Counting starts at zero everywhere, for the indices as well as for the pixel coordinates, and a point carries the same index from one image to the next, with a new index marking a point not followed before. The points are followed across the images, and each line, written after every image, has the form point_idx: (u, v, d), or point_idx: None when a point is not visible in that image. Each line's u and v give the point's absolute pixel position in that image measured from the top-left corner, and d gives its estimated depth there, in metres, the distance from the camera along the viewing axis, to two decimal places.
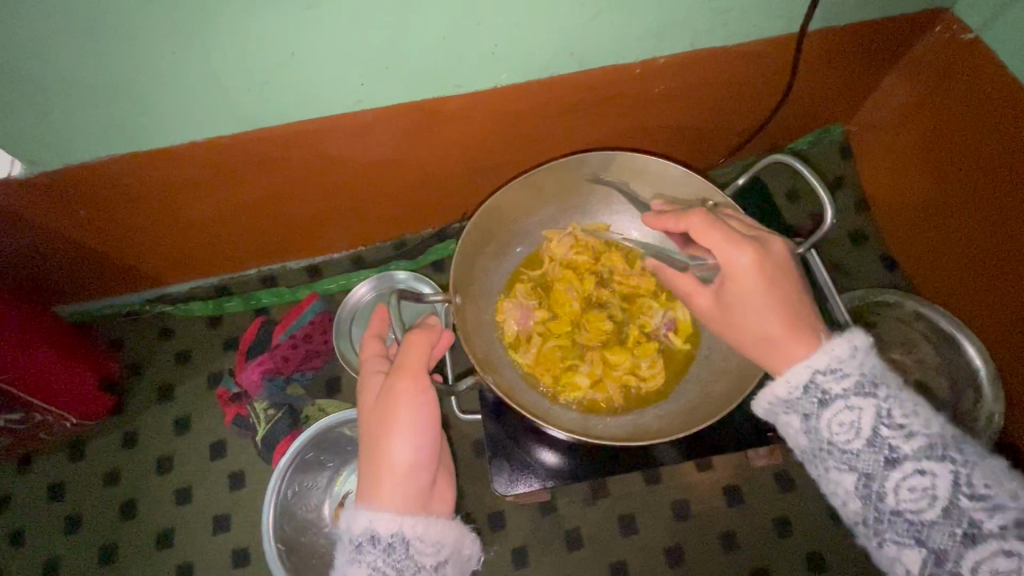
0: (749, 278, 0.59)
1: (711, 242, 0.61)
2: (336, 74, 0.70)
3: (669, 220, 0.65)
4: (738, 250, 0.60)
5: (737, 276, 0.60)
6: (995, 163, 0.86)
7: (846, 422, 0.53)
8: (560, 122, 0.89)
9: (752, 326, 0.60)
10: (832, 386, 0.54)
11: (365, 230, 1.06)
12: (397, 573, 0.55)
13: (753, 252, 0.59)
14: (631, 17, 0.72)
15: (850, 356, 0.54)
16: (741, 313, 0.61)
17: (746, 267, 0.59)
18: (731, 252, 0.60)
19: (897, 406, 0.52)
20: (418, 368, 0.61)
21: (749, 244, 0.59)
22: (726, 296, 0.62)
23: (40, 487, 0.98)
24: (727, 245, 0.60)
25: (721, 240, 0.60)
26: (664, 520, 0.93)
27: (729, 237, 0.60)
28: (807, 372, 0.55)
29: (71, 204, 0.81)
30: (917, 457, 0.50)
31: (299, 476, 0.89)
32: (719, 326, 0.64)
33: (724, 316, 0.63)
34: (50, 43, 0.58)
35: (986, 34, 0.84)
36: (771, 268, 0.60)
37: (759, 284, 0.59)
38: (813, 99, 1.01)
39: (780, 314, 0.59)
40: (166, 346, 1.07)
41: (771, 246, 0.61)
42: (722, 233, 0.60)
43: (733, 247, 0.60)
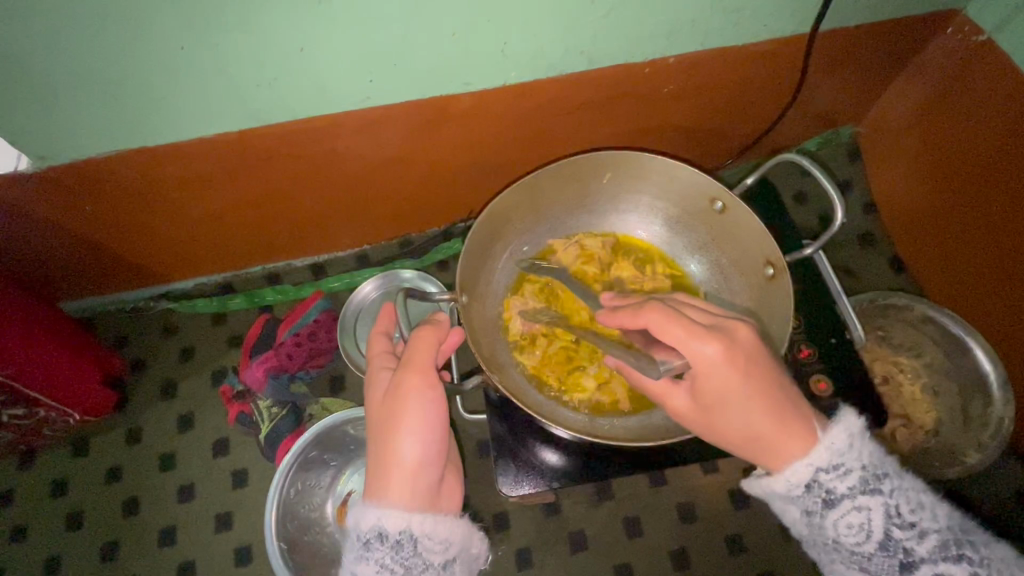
0: (724, 374, 0.55)
1: (674, 338, 0.56)
2: (345, 70, 0.70)
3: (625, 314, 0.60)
4: (703, 342, 0.55)
5: (707, 373, 0.55)
6: (1005, 168, 0.84)
7: (854, 524, 0.52)
8: (568, 121, 0.88)
9: (737, 427, 0.56)
10: (838, 485, 0.53)
11: (370, 228, 1.05)
12: (405, 571, 0.55)
13: (719, 342, 0.55)
14: (643, 15, 0.71)
15: (848, 448, 0.54)
16: (724, 410, 0.57)
17: (717, 363, 0.55)
18: (699, 348, 0.55)
19: (903, 501, 0.52)
20: (426, 364, 0.60)
21: (715, 335, 0.55)
22: (704, 395, 0.57)
23: (42, 483, 0.98)
24: (692, 342, 0.55)
25: (683, 335, 0.56)
26: (669, 523, 0.92)
27: (693, 332, 0.55)
28: (807, 470, 0.54)
29: (79, 199, 0.81)
30: (933, 559, 0.49)
31: (302, 475, 0.89)
32: (703, 425, 0.60)
33: (707, 416, 0.59)
34: (59, 38, 0.58)
35: (999, 35, 0.82)
36: (743, 359, 0.55)
37: (731, 379, 0.55)
38: (824, 101, 1.00)
39: (765, 411, 0.55)
40: (169, 343, 1.06)
41: (737, 334, 0.57)
42: (683, 330, 0.56)
43: (700, 342, 0.55)
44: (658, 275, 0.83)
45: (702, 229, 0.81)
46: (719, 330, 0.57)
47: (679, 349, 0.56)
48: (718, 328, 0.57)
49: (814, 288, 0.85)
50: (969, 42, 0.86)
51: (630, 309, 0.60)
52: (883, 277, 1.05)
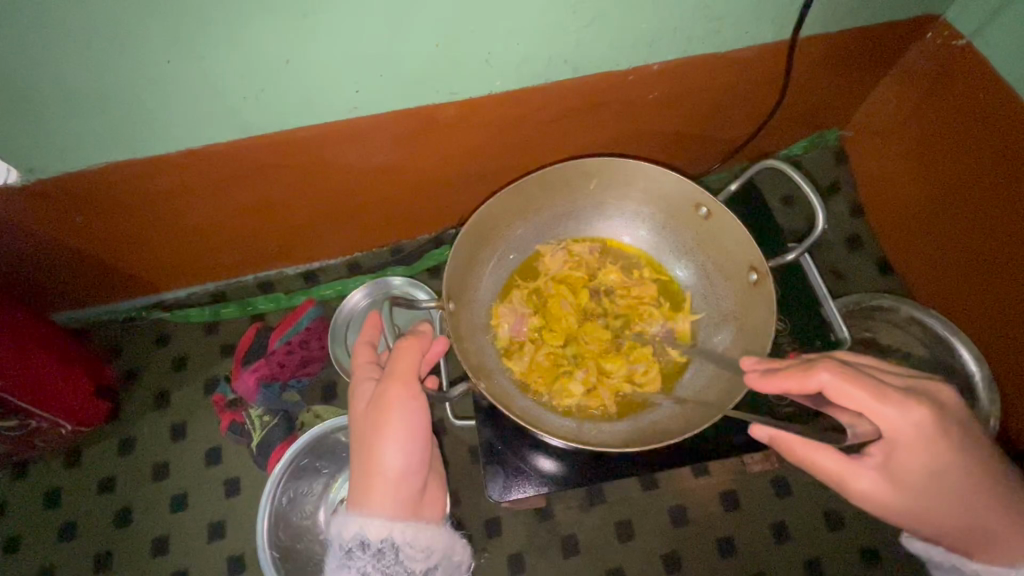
0: (926, 444, 0.53)
1: (861, 403, 0.53)
2: (331, 80, 0.71)
3: (792, 382, 0.56)
4: (899, 408, 0.53)
5: (908, 441, 0.53)
6: (991, 169, 0.85)
7: None
8: (555, 128, 0.89)
9: (944, 502, 0.54)
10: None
11: (360, 236, 1.06)
12: None
13: (925, 408, 0.53)
14: (625, 24, 0.72)
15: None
16: (924, 482, 0.54)
17: (919, 429, 0.53)
18: (890, 415, 0.53)
19: None
20: (409, 375, 0.60)
21: (916, 400, 0.53)
22: (897, 469, 0.54)
23: (36, 493, 0.98)
24: (884, 406, 0.53)
25: (875, 402, 0.53)
26: (660, 527, 0.92)
27: (884, 396, 0.53)
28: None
29: (68, 211, 0.82)
30: None
31: (293, 483, 0.89)
32: (895, 502, 0.56)
33: (902, 490, 0.55)
34: (46, 53, 0.59)
35: (978, 39, 0.83)
36: (951, 424, 0.53)
37: (935, 445, 0.53)
38: (810, 104, 1.01)
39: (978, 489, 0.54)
40: (162, 353, 1.07)
41: (939, 396, 0.56)
42: (871, 393, 0.53)
43: (891, 408, 0.53)
44: (646, 280, 0.84)
45: (688, 233, 0.81)
46: (922, 394, 0.55)
47: (868, 415, 0.54)
48: (920, 391, 0.56)
49: (801, 290, 0.86)
50: (949, 47, 0.88)
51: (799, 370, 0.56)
52: (871, 279, 1.05)
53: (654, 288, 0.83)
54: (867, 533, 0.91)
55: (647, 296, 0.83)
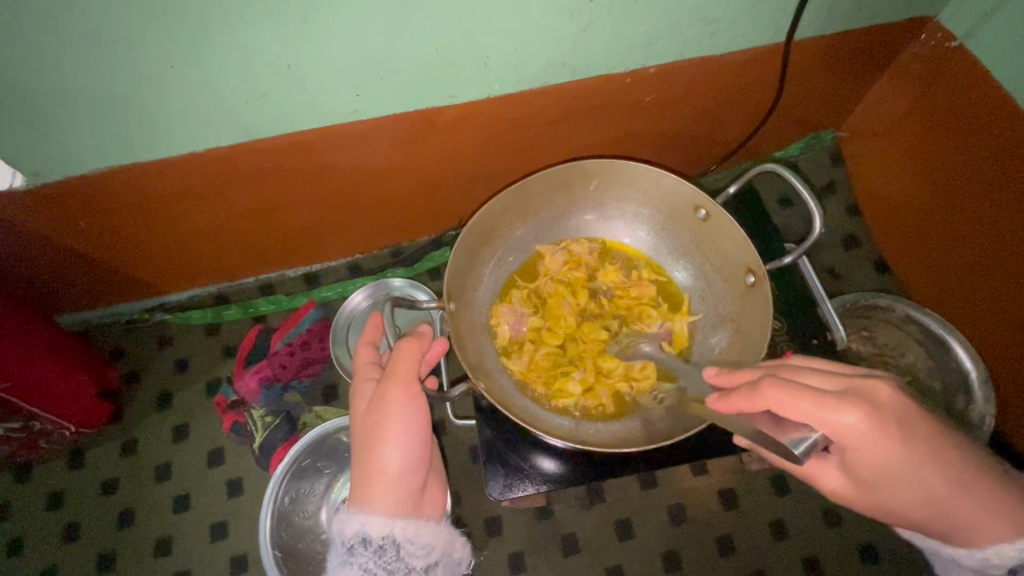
0: (875, 444, 0.51)
1: (804, 415, 0.51)
2: (332, 84, 0.72)
3: (738, 404, 0.55)
4: (841, 412, 0.51)
5: (854, 441, 0.51)
6: (984, 170, 0.86)
7: None
8: (553, 131, 0.90)
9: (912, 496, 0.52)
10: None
11: (361, 238, 1.07)
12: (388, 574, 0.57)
13: (858, 408, 0.51)
14: (622, 28, 0.73)
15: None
16: (884, 478, 0.52)
17: (864, 429, 0.50)
18: (836, 419, 0.51)
19: None
20: (409, 375, 0.60)
21: (852, 402, 0.51)
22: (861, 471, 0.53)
23: (39, 495, 0.99)
24: (828, 415, 0.51)
25: (816, 410, 0.51)
26: (659, 525, 0.93)
27: (823, 403, 0.51)
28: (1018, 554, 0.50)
29: (72, 215, 0.83)
30: None
31: (296, 483, 0.90)
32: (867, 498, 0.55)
33: (871, 486, 0.53)
34: (51, 58, 0.60)
35: (970, 41, 0.84)
36: (892, 420, 0.51)
37: (883, 442, 0.51)
38: (806, 105, 1.02)
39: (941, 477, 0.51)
40: (164, 355, 1.08)
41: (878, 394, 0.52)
42: (813, 403, 0.51)
43: (835, 413, 0.51)
44: (645, 281, 0.85)
45: (685, 234, 0.82)
46: (858, 394, 0.52)
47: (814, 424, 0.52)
48: (856, 390, 0.53)
49: (798, 289, 0.87)
50: (943, 49, 0.89)
51: (743, 389, 0.55)
52: (868, 278, 1.06)
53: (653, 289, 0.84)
54: (865, 530, 0.92)
55: (646, 297, 0.83)
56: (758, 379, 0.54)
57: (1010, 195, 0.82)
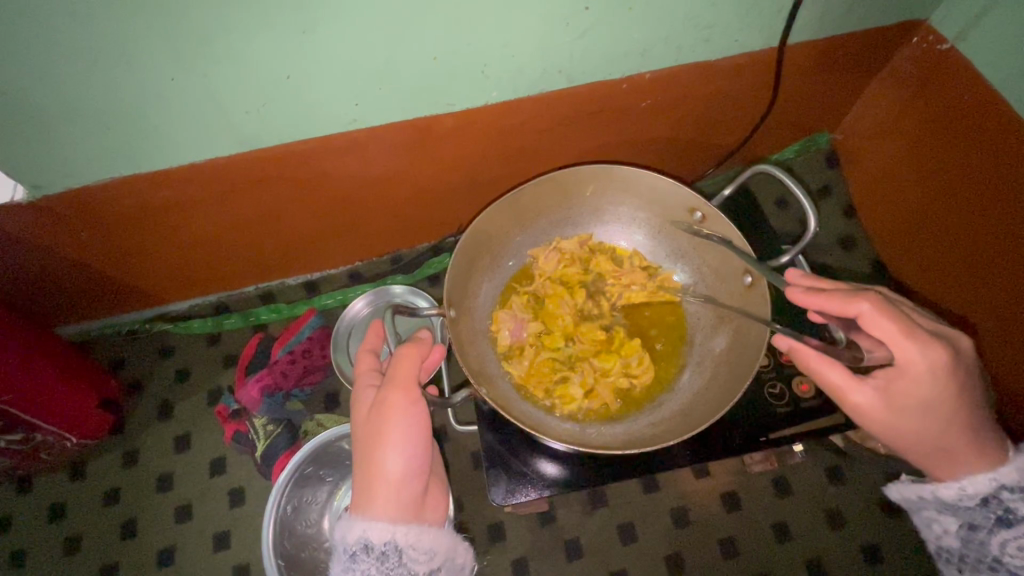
0: (932, 380, 0.55)
1: (886, 334, 0.55)
2: (332, 93, 0.72)
3: (828, 303, 0.57)
4: (921, 347, 0.55)
5: (915, 377, 0.55)
6: (980, 167, 0.86)
7: None
8: (550, 138, 0.90)
9: (927, 438, 0.58)
10: (1020, 506, 0.56)
11: (359, 245, 1.07)
12: None
13: (941, 350, 0.55)
14: (616, 35, 0.75)
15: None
16: (915, 415, 0.57)
17: (931, 368, 0.55)
18: (909, 349, 0.55)
19: None
20: (409, 380, 0.61)
21: (940, 343, 0.55)
22: (899, 399, 0.57)
23: (40, 507, 0.99)
24: (908, 342, 0.55)
25: (897, 334, 0.55)
26: (662, 527, 0.93)
27: (912, 334, 0.55)
28: (990, 484, 0.57)
29: (74, 226, 0.83)
30: None
31: (298, 492, 0.90)
32: (883, 427, 0.59)
33: (895, 422, 0.58)
34: (55, 72, 0.61)
35: (962, 43, 0.85)
36: (960, 371, 0.55)
37: (940, 386, 0.55)
38: (801, 108, 1.02)
39: (961, 428, 0.57)
40: (166, 365, 1.08)
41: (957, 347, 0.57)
42: (900, 328, 0.55)
43: (915, 344, 0.55)
44: (636, 267, 0.85)
45: (680, 237, 0.83)
46: (940, 338, 0.57)
47: (889, 346, 0.56)
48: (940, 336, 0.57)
49: None
50: (933, 50, 0.90)
51: (840, 293, 0.57)
52: (866, 279, 1.07)
53: (644, 275, 0.84)
54: (867, 530, 0.92)
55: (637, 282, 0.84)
56: (861, 292, 0.57)
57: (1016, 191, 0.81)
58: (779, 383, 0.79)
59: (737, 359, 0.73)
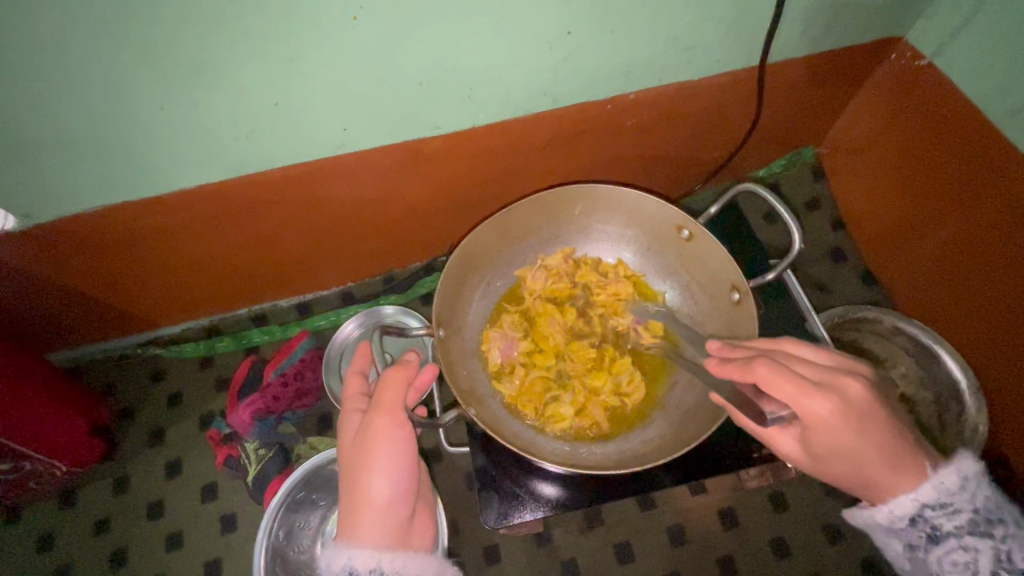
0: (837, 430, 0.53)
1: (787, 396, 0.54)
2: (320, 119, 0.73)
3: (730, 368, 0.58)
4: (814, 400, 0.53)
5: (818, 426, 0.54)
6: (967, 182, 0.87)
7: (959, 562, 0.54)
8: (538, 157, 0.91)
9: (852, 476, 0.56)
10: (945, 523, 0.54)
11: (351, 268, 1.07)
12: None
13: (831, 399, 0.53)
14: (599, 58, 0.76)
15: (959, 489, 0.55)
16: (835, 459, 0.56)
17: (831, 421, 0.53)
18: (810, 406, 0.53)
19: (1016, 549, 0.53)
20: (395, 403, 0.60)
21: (827, 390, 0.53)
22: (817, 447, 0.56)
23: (29, 537, 0.97)
24: (806, 398, 0.53)
25: (794, 393, 0.54)
26: (660, 546, 0.91)
27: (805, 390, 0.53)
28: (913, 505, 0.55)
29: (65, 254, 0.83)
30: None
31: (290, 517, 0.88)
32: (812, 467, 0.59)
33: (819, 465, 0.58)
34: (45, 104, 0.62)
35: (938, 59, 0.87)
36: (858, 415, 0.53)
37: (846, 432, 0.53)
38: (784, 124, 1.04)
39: (883, 462, 0.55)
40: (157, 390, 1.07)
41: (851, 389, 0.54)
42: (795, 387, 0.54)
43: (811, 401, 0.53)
44: (622, 278, 0.83)
45: (669, 253, 0.84)
46: (831, 383, 0.55)
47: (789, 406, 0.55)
48: (832, 381, 0.55)
49: (781, 306, 0.88)
50: (912, 66, 0.91)
51: (740, 362, 0.58)
52: (856, 291, 1.07)
53: (627, 284, 0.83)
54: (865, 546, 0.91)
55: (621, 292, 0.83)
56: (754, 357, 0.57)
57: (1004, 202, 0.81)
58: None
59: None
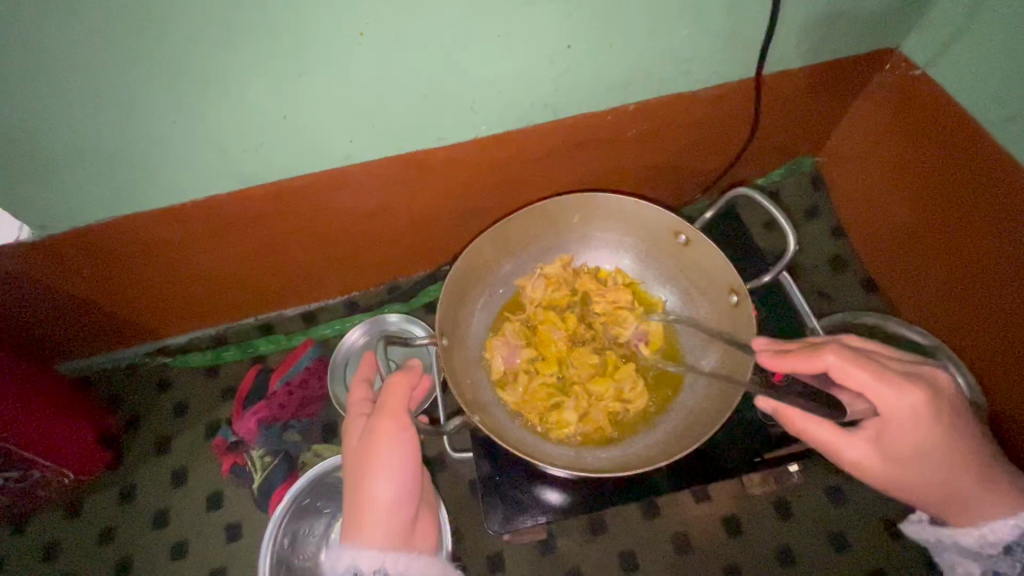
0: (914, 423, 0.56)
1: (862, 384, 0.57)
2: (327, 131, 0.75)
3: (794, 359, 0.60)
4: (899, 391, 0.56)
5: (897, 417, 0.57)
6: (962, 187, 0.88)
7: None
8: (540, 167, 0.93)
9: (930, 480, 0.58)
10: None
11: (355, 276, 1.09)
12: None
13: (917, 391, 0.56)
14: (599, 70, 0.78)
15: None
16: (914, 461, 0.58)
17: (920, 412, 0.56)
18: (891, 396, 0.56)
19: None
20: (399, 408, 0.62)
21: (912, 382, 0.57)
22: (889, 445, 0.58)
23: (36, 547, 0.98)
24: (885, 387, 0.57)
25: (871, 381, 0.57)
26: (665, 554, 0.91)
27: (884, 378, 0.57)
28: (1013, 532, 0.57)
29: (76, 264, 0.85)
30: None
31: (295, 524, 0.89)
32: (884, 477, 0.60)
33: (893, 469, 0.59)
34: (63, 119, 0.64)
35: (932, 69, 0.89)
36: (941, 408, 0.57)
37: (928, 423, 0.56)
38: (783, 133, 1.05)
39: (961, 466, 0.57)
40: (164, 399, 1.08)
41: (929, 381, 0.59)
42: (871, 374, 0.57)
43: (896, 390, 0.56)
44: (618, 286, 0.84)
45: (667, 261, 0.85)
46: (916, 377, 0.59)
47: (869, 396, 0.57)
48: (914, 375, 0.59)
49: (783, 311, 0.88)
50: (907, 76, 0.93)
51: (802, 352, 0.61)
52: (858, 297, 1.08)
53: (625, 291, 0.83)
54: (872, 554, 0.90)
55: (620, 300, 0.83)
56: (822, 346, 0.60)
57: (1005, 208, 0.82)
58: None
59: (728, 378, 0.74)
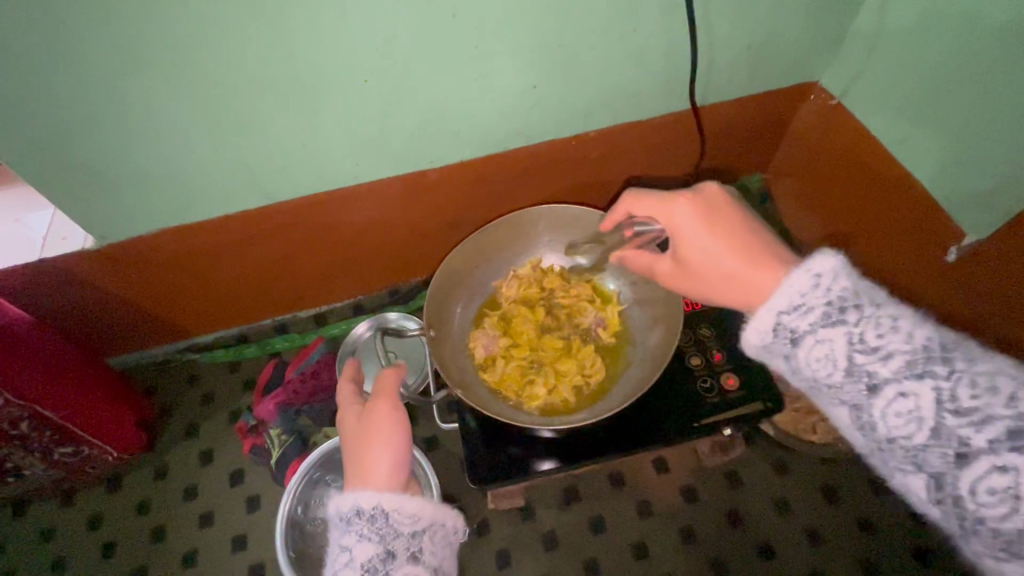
0: (690, 224, 0.71)
1: (649, 206, 0.75)
2: (337, 156, 0.92)
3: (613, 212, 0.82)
4: (671, 206, 0.73)
5: (676, 223, 0.72)
6: (881, 193, 1.04)
7: (822, 356, 0.59)
8: (517, 185, 1.09)
9: (715, 270, 0.69)
10: (799, 322, 0.60)
11: (360, 282, 1.25)
12: (379, 539, 0.66)
13: (687, 200, 0.72)
14: (561, 104, 0.95)
15: (813, 287, 0.60)
16: (697, 257, 0.71)
17: (691, 217, 0.71)
18: (669, 208, 0.73)
19: (869, 328, 0.57)
20: (391, 387, 0.82)
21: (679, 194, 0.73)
22: (679, 250, 0.73)
23: (80, 517, 1.12)
24: (662, 205, 0.74)
25: (654, 202, 0.74)
26: (630, 518, 1.04)
27: (663, 199, 0.74)
28: (771, 316, 0.62)
29: (127, 269, 1.01)
30: (897, 379, 0.55)
31: (307, 494, 1.03)
32: (688, 282, 0.74)
33: (688, 271, 0.73)
34: (128, 148, 0.81)
35: (846, 98, 1.05)
36: (710, 210, 0.71)
37: (697, 222, 0.71)
38: (730, 154, 1.22)
39: (738, 250, 0.68)
40: (192, 390, 1.24)
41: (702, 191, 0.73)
42: (651, 198, 0.75)
43: (670, 204, 0.73)
44: (582, 282, 1.01)
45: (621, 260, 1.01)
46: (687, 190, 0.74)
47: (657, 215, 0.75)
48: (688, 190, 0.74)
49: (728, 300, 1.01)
50: (825, 105, 1.09)
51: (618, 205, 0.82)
52: None
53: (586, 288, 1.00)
54: (810, 516, 1.03)
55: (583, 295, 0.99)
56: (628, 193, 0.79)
57: (920, 216, 0.98)
58: (709, 378, 0.94)
59: (661, 353, 0.90)
